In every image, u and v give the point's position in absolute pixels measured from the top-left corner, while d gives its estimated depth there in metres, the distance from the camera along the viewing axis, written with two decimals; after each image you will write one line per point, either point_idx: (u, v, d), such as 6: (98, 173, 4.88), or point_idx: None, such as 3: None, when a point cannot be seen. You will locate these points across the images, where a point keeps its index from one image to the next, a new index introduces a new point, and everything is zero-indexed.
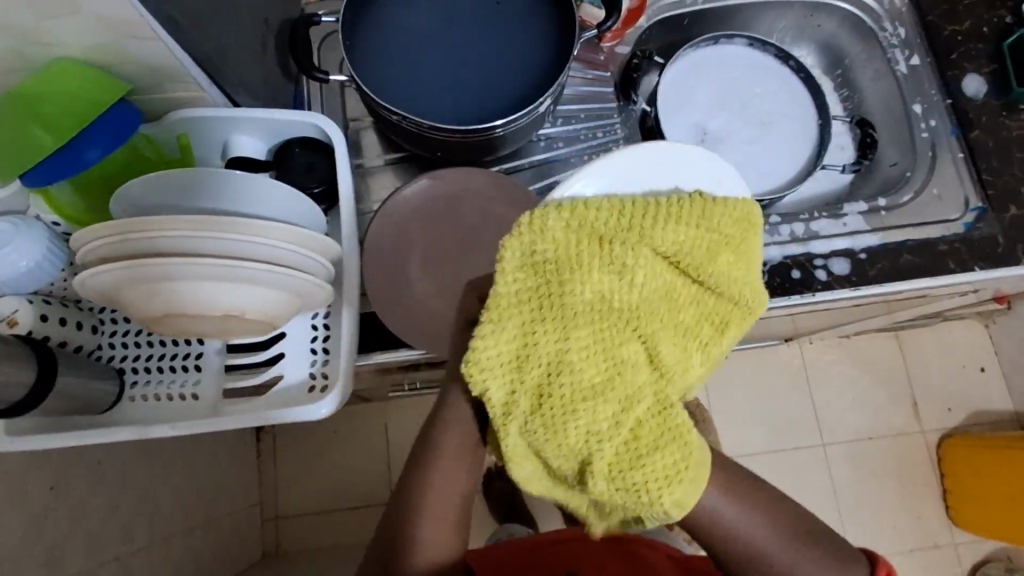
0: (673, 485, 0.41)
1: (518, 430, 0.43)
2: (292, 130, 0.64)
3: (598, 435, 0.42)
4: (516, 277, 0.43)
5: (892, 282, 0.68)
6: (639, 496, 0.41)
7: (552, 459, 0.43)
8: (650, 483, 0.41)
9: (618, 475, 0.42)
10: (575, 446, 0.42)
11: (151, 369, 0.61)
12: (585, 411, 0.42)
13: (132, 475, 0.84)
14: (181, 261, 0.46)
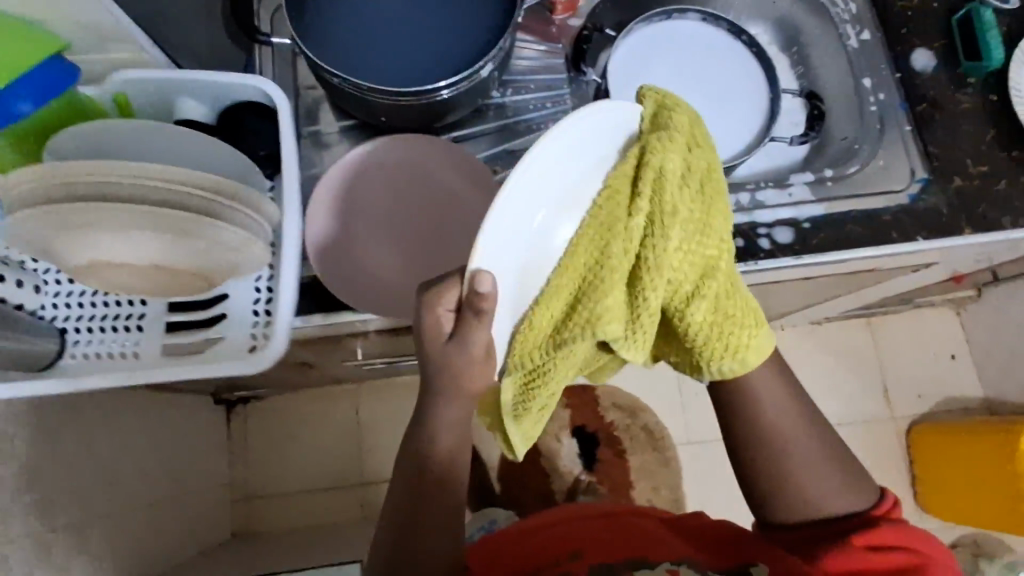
0: (748, 341, 0.56)
1: (672, 270, 0.52)
2: (237, 94, 0.64)
3: (712, 281, 0.55)
4: (667, 154, 0.51)
5: (833, 252, 0.69)
6: (740, 334, 0.55)
7: (679, 297, 0.54)
8: (741, 321, 0.56)
9: (724, 314, 0.55)
10: (698, 290, 0.54)
11: (94, 329, 0.62)
12: (705, 261, 0.54)
13: (89, 445, 0.85)
14: (105, 204, 0.47)
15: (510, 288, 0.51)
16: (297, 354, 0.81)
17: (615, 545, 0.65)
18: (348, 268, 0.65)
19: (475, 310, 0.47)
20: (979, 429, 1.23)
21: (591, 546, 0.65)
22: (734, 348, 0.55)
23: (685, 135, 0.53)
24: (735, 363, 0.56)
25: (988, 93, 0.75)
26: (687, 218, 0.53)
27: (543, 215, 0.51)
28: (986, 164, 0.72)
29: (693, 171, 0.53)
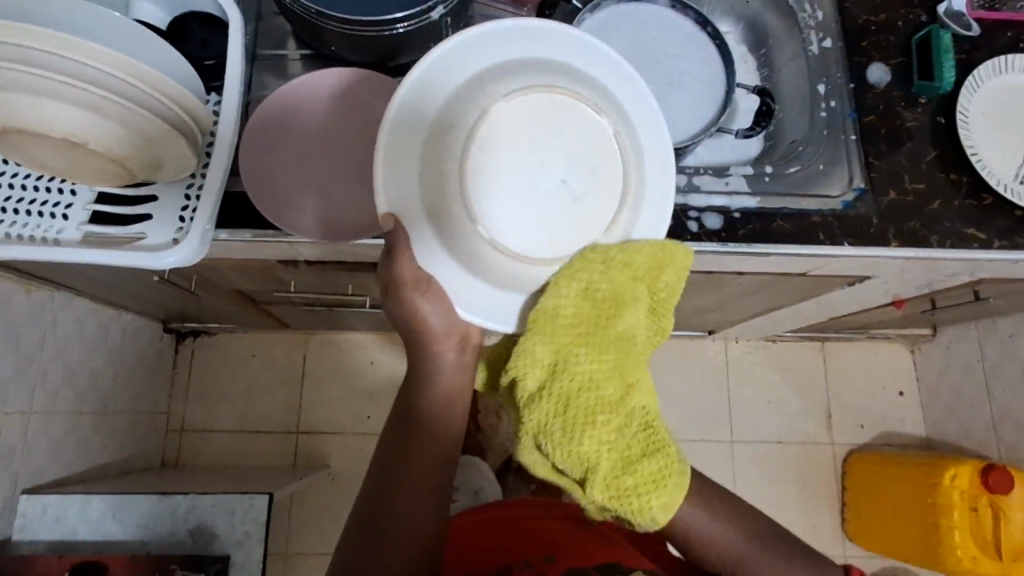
0: (655, 502, 0.51)
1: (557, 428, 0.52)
2: (193, 3, 0.65)
3: (609, 443, 0.52)
4: (550, 314, 0.53)
5: (760, 244, 0.70)
6: (643, 491, 0.51)
7: (574, 454, 0.52)
8: (647, 479, 0.51)
9: (617, 474, 0.51)
10: (586, 446, 0.51)
11: (19, 212, 0.62)
12: (596, 422, 0.52)
13: (15, 339, 0.85)
14: (27, 72, 0.47)
15: (443, 218, 0.54)
16: (232, 277, 0.82)
17: (590, 551, 0.71)
18: (269, 190, 0.65)
19: (390, 251, 0.53)
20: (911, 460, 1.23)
21: (568, 552, 0.72)
22: (635, 502, 0.51)
23: (581, 300, 0.54)
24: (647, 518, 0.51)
25: (936, 115, 0.76)
26: (573, 375, 0.52)
27: (471, 152, 0.55)
28: (922, 183, 0.74)
29: (586, 331, 0.53)
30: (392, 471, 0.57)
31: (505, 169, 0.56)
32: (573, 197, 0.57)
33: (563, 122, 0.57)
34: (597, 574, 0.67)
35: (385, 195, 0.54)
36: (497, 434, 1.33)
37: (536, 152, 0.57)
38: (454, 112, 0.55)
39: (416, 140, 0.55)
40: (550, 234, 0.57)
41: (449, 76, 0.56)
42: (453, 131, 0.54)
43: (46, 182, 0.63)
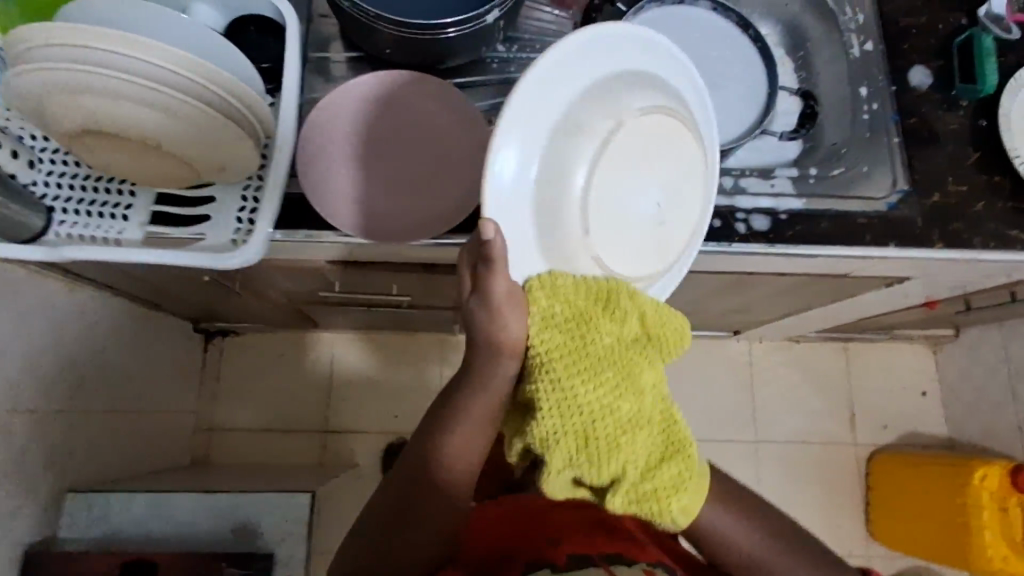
0: (682, 501, 0.50)
1: (575, 460, 0.48)
2: (249, 7, 0.66)
3: (634, 462, 0.48)
4: (545, 349, 0.48)
5: (808, 245, 0.71)
6: (670, 498, 0.49)
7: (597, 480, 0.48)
8: (670, 486, 0.50)
9: (643, 490, 0.49)
10: (606, 471, 0.48)
11: (81, 213, 0.63)
12: (615, 450, 0.48)
13: (60, 339, 0.86)
14: (106, 75, 0.48)
15: (545, 228, 0.51)
16: (275, 277, 0.83)
17: (596, 537, 0.70)
18: (328, 186, 0.65)
19: (485, 259, 0.47)
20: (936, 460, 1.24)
21: (575, 537, 0.70)
22: (662, 511, 0.50)
23: (571, 321, 0.49)
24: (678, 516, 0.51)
25: (977, 117, 0.76)
26: (586, 405, 0.47)
27: (588, 163, 0.51)
28: (965, 184, 0.74)
29: (590, 354, 0.48)
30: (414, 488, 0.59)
31: (619, 179, 0.51)
32: (664, 218, 0.54)
33: (679, 141, 0.54)
34: (603, 561, 0.65)
35: (490, 175, 0.48)
36: None
37: (647, 164, 0.52)
38: (581, 106, 0.51)
39: (541, 125, 0.50)
40: (641, 252, 0.54)
41: (586, 67, 0.52)
42: (578, 130, 0.51)
43: (107, 183, 0.64)
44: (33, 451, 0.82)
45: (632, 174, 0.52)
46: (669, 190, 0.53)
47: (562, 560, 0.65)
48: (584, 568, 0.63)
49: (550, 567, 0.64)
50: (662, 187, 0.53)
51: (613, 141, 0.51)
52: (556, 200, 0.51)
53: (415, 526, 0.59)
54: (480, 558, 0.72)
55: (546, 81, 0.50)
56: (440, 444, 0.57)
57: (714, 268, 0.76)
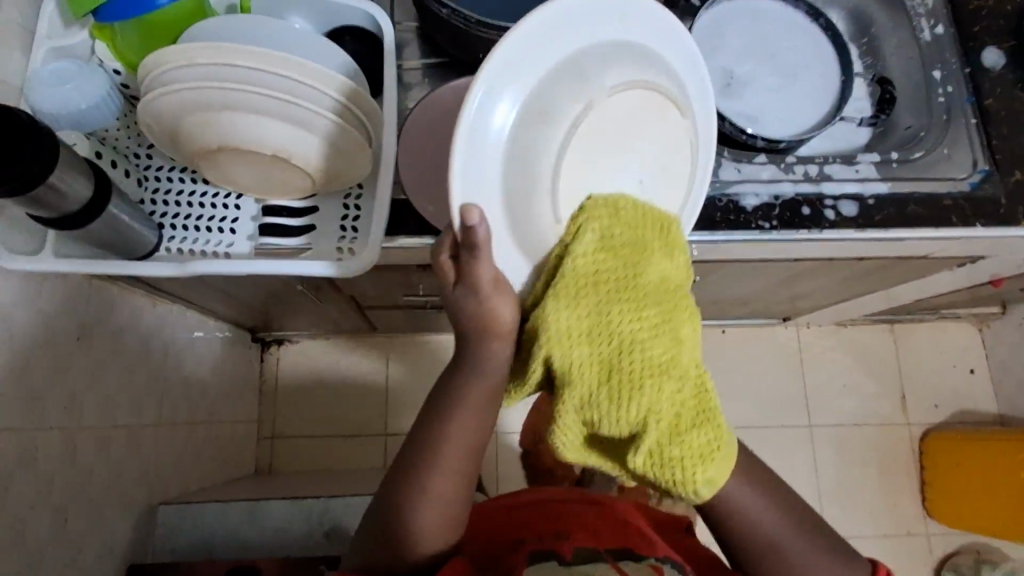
0: (707, 473, 0.45)
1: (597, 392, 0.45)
2: (345, 18, 0.67)
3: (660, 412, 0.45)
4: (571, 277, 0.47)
5: (897, 228, 0.71)
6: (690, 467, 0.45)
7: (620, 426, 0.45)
8: (698, 455, 0.45)
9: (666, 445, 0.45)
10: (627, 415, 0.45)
11: (189, 228, 0.63)
12: (638, 387, 0.45)
13: (146, 354, 0.87)
14: (246, 91, 0.50)
15: (504, 215, 0.47)
16: (358, 284, 0.84)
17: (604, 535, 0.65)
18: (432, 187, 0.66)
19: (470, 246, 0.45)
20: (991, 436, 1.27)
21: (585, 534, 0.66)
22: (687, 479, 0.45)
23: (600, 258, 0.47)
24: (698, 489, 0.45)
25: None
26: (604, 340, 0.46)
27: (557, 148, 0.47)
28: None
29: (613, 286, 0.46)
30: (412, 477, 0.56)
31: (598, 165, 0.49)
32: (650, 199, 0.52)
33: (660, 119, 0.50)
34: (611, 555, 0.60)
35: (460, 182, 0.44)
36: None
37: (625, 145, 0.49)
38: (549, 88, 0.46)
39: (507, 117, 0.45)
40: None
41: (556, 46, 0.46)
42: (551, 117, 0.47)
43: (213, 198, 0.64)
44: (131, 465, 0.84)
45: (610, 158, 0.49)
46: (657, 169, 0.51)
47: (570, 552, 0.61)
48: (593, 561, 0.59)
49: (557, 559, 0.59)
50: (643, 168, 0.51)
51: (588, 125, 0.48)
52: (516, 188, 0.47)
53: (412, 517, 0.57)
54: (485, 552, 0.67)
55: (506, 70, 0.44)
56: (440, 430, 0.55)
57: (801, 255, 0.77)
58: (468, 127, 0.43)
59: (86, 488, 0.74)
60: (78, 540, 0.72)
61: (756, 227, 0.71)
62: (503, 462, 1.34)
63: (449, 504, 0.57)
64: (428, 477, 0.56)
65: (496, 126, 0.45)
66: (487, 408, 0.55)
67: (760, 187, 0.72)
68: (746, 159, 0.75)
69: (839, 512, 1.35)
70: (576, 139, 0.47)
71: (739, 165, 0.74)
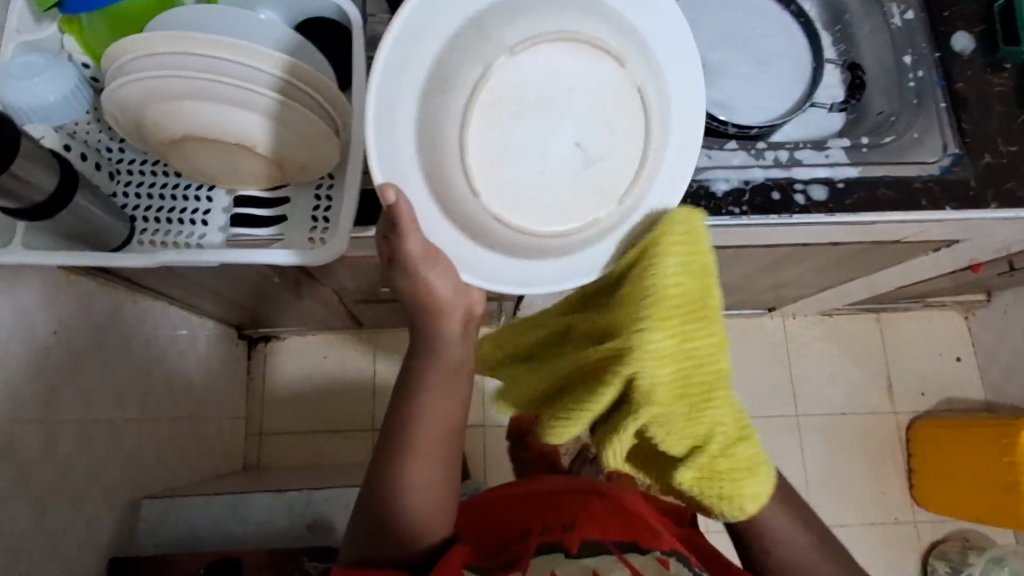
0: (746, 495, 0.57)
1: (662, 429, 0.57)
2: (314, 10, 0.68)
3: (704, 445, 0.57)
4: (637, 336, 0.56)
5: (867, 211, 0.72)
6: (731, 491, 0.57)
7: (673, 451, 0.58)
8: (734, 480, 0.56)
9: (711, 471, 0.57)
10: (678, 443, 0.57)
11: (161, 220, 0.64)
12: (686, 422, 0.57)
13: (127, 349, 0.88)
14: (209, 80, 0.50)
15: (429, 185, 0.49)
16: (337, 276, 0.84)
17: (608, 523, 0.65)
18: None
19: (391, 222, 0.49)
20: (976, 423, 1.27)
21: (587, 522, 0.65)
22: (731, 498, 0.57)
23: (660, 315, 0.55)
24: (734, 509, 0.57)
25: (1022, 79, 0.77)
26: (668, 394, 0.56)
27: (468, 114, 0.48)
28: (1016, 145, 0.75)
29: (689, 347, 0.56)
30: (396, 461, 0.58)
31: (515, 129, 0.49)
32: (588, 161, 0.50)
33: (580, 74, 0.49)
34: (617, 547, 0.61)
35: (379, 162, 0.48)
36: None
37: (542, 106, 0.49)
38: (450, 57, 0.47)
39: (410, 95, 0.48)
40: (565, 201, 0.50)
41: (450, 17, 0.47)
42: (449, 84, 0.47)
43: (184, 189, 0.64)
44: (113, 460, 0.84)
45: (528, 120, 0.49)
46: (589, 127, 0.50)
47: (576, 545, 0.61)
48: (600, 556, 0.59)
49: (564, 552, 0.60)
50: (569, 128, 0.49)
51: (489, 86, 0.47)
52: (435, 157, 0.48)
53: (400, 502, 0.58)
54: (489, 543, 0.68)
55: (409, 44, 0.47)
56: (415, 409, 0.59)
57: (774, 241, 0.77)
58: (372, 109, 0.47)
59: (66, 482, 0.74)
60: (59, 534, 0.73)
61: (727, 212, 0.71)
62: (491, 454, 1.35)
63: (433, 486, 0.59)
64: (410, 457, 0.59)
65: (407, 102, 0.47)
66: (455, 384, 0.61)
67: (730, 173, 0.72)
68: (716, 146, 0.76)
69: (826, 501, 1.36)
70: (478, 103, 0.48)
71: (710, 152, 0.75)
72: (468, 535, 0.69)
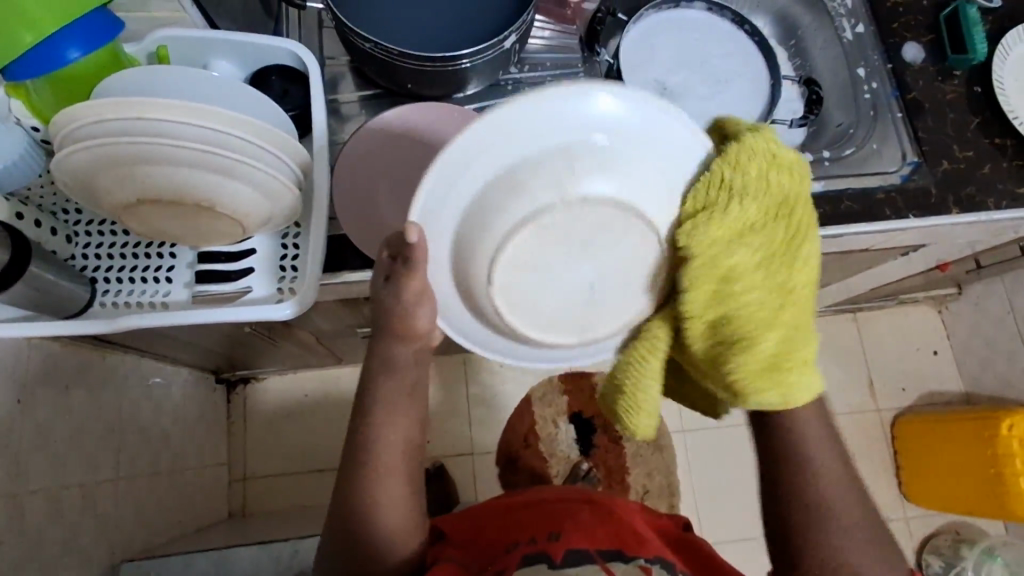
0: (796, 385, 0.48)
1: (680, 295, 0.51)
2: (272, 59, 0.67)
3: (783, 312, 0.48)
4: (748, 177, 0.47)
5: (833, 226, 0.73)
6: (772, 379, 0.48)
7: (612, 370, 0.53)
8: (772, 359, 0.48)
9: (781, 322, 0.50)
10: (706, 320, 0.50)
11: (123, 280, 0.62)
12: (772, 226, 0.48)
13: (98, 408, 0.85)
14: (163, 143, 0.49)
15: (446, 245, 0.50)
16: (312, 319, 0.83)
17: (596, 530, 0.63)
18: (369, 219, 0.67)
19: (405, 259, 0.48)
20: (958, 416, 1.29)
21: (573, 530, 0.63)
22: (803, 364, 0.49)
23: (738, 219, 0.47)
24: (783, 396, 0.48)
25: (972, 85, 0.79)
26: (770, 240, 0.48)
27: (515, 210, 0.47)
28: (971, 150, 0.76)
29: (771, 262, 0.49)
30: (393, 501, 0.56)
31: (545, 254, 0.49)
32: (593, 300, 0.51)
33: (630, 241, 0.49)
34: (601, 557, 0.58)
35: (423, 204, 0.47)
36: (557, 441, 1.36)
37: (577, 242, 0.49)
38: (531, 161, 0.47)
39: (484, 168, 0.47)
40: (556, 321, 0.52)
41: (553, 123, 0.46)
42: (520, 189, 0.47)
43: (146, 247, 0.63)
44: (88, 525, 0.81)
45: (561, 250, 0.49)
46: (617, 278, 0.51)
47: (560, 555, 0.58)
48: (580, 565, 0.57)
49: (547, 562, 0.58)
50: (596, 271, 0.50)
51: (547, 217, 0.47)
52: (463, 218, 0.49)
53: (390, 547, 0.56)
54: (483, 550, 0.66)
55: (510, 123, 0.46)
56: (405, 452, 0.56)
57: None
58: (442, 161, 0.46)
59: (38, 555, 0.71)
60: None
61: None
62: (481, 481, 1.34)
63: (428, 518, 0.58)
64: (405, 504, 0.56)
65: (473, 171, 0.47)
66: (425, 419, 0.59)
67: None
68: None
69: None
70: (527, 230, 0.47)
71: None
72: (456, 549, 0.66)
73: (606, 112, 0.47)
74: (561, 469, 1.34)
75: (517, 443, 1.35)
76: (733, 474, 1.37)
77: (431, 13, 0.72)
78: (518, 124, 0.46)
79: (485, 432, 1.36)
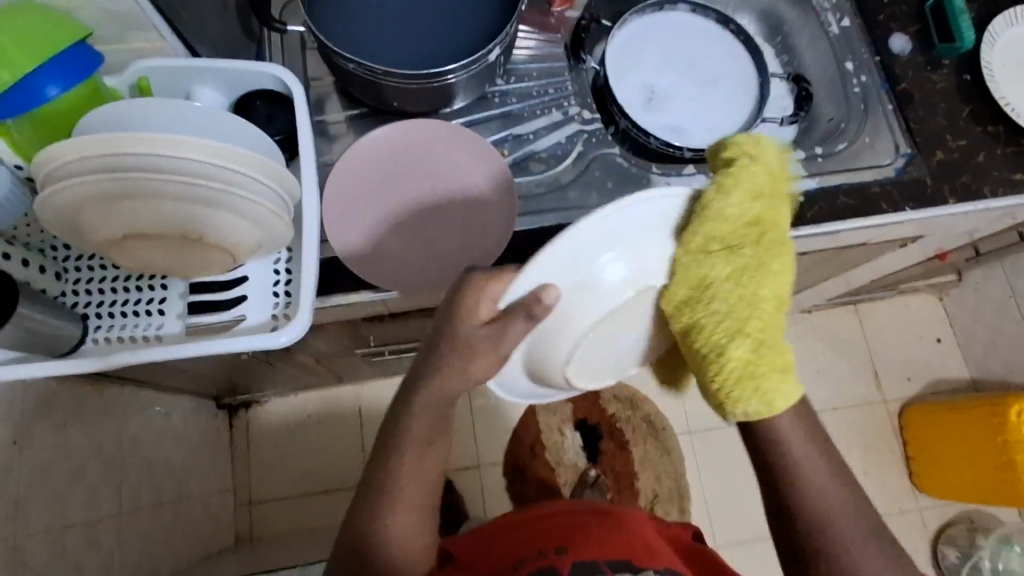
0: (766, 394, 0.52)
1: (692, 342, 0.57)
2: (254, 84, 0.66)
3: (742, 320, 0.53)
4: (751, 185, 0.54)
5: (829, 222, 0.72)
6: (745, 384, 0.52)
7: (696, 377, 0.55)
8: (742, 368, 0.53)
9: (715, 342, 0.54)
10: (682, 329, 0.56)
11: (115, 315, 0.61)
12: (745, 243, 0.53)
13: (97, 444, 0.84)
14: (149, 178, 0.48)
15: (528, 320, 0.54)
16: (309, 342, 0.82)
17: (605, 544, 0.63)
18: (362, 239, 0.67)
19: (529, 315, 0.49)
20: (966, 404, 1.28)
21: (581, 545, 0.63)
22: (733, 397, 0.53)
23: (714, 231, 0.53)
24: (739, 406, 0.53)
25: (961, 73, 0.79)
26: (731, 256, 0.53)
27: (595, 293, 0.53)
28: (965, 139, 0.76)
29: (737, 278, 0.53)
30: None
31: (606, 322, 0.57)
32: (627, 344, 0.62)
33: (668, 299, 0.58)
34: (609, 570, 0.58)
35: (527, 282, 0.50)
36: (563, 450, 1.35)
37: (629, 312, 0.57)
38: (603, 263, 0.52)
39: (578, 262, 0.51)
40: (594, 363, 0.63)
41: (632, 225, 0.51)
42: (598, 282, 0.52)
43: (137, 280, 0.62)
44: (93, 562, 0.80)
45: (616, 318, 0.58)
46: (650, 325, 0.61)
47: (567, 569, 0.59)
48: None
49: None
50: (637, 327, 0.60)
51: (619, 298, 0.54)
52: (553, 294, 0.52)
53: None
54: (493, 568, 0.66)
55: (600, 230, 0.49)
56: None
57: None
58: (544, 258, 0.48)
59: None
60: None
61: None
62: (488, 494, 1.33)
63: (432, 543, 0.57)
64: None
65: (564, 265, 0.50)
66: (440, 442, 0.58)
67: None
68: (676, 171, 0.75)
69: None
70: (600, 310, 0.54)
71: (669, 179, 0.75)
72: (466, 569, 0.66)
73: (660, 207, 0.53)
74: (568, 478, 1.33)
75: (523, 453, 1.34)
76: (742, 474, 1.36)
77: (414, 29, 0.71)
78: (610, 226, 0.50)
79: (490, 444, 1.35)
